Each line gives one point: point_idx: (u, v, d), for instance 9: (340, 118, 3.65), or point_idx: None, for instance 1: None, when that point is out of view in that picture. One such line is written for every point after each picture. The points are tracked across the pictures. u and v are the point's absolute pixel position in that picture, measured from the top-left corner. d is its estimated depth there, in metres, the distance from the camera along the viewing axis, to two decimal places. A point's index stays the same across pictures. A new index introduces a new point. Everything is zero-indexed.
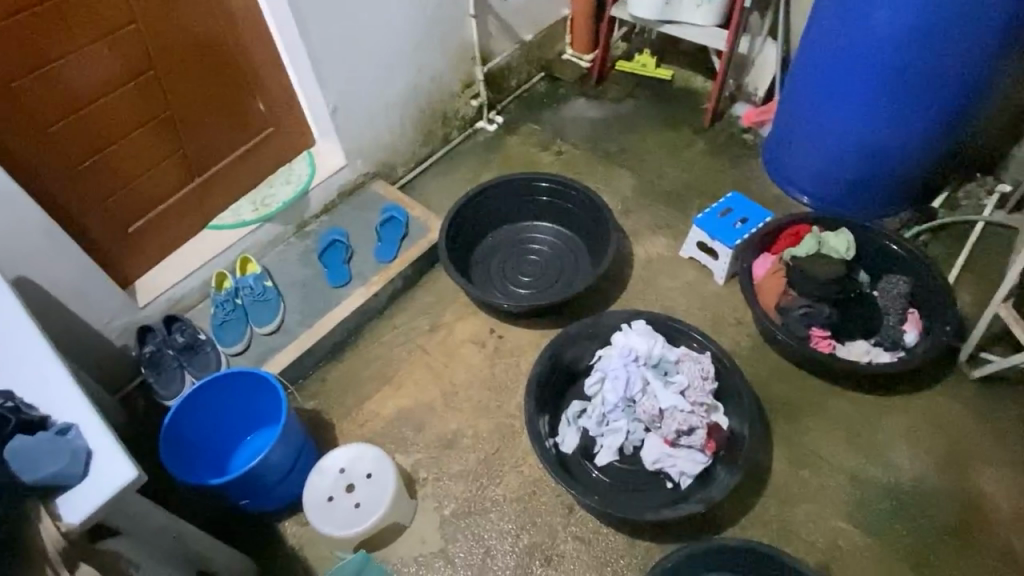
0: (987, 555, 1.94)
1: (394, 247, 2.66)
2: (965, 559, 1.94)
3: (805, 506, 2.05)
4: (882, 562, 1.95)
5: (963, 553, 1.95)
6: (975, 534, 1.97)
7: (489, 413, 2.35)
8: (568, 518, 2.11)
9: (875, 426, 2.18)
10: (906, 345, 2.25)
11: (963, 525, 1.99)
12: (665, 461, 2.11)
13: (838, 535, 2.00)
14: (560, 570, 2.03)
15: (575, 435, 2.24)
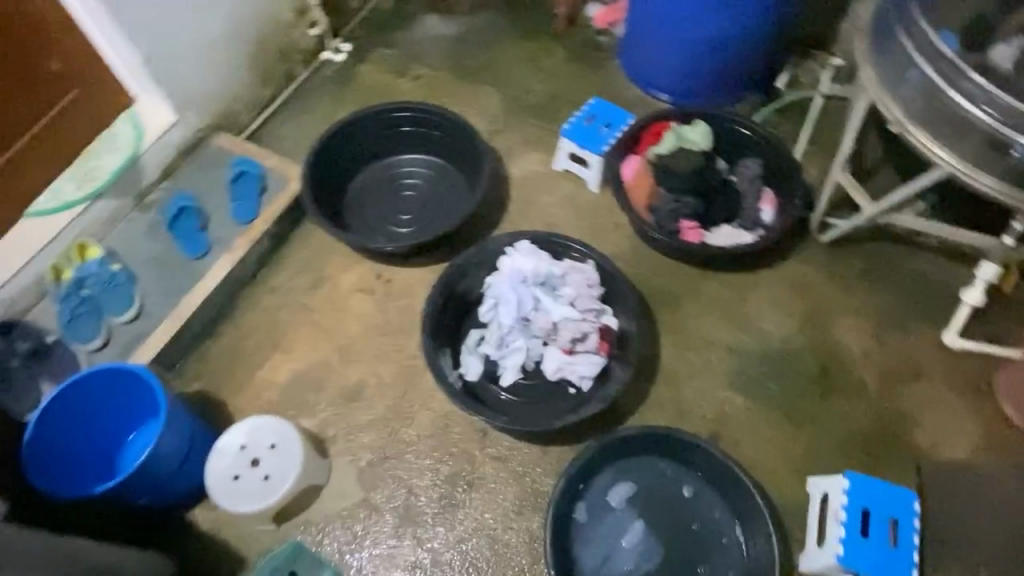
0: (845, 393, 2.22)
1: (254, 204, 2.45)
2: (828, 401, 2.21)
3: (694, 385, 2.24)
4: (763, 419, 2.18)
5: (826, 395, 2.22)
6: (834, 378, 2.24)
7: (389, 358, 2.31)
8: (483, 442, 2.16)
9: (746, 301, 2.38)
10: (764, 224, 2.44)
11: (825, 372, 2.25)
12: (566, 369, 2.20)
13: (724, 404, 2.20)
14: (483, 491, 2.10)
15: (478, 362, 2.26)
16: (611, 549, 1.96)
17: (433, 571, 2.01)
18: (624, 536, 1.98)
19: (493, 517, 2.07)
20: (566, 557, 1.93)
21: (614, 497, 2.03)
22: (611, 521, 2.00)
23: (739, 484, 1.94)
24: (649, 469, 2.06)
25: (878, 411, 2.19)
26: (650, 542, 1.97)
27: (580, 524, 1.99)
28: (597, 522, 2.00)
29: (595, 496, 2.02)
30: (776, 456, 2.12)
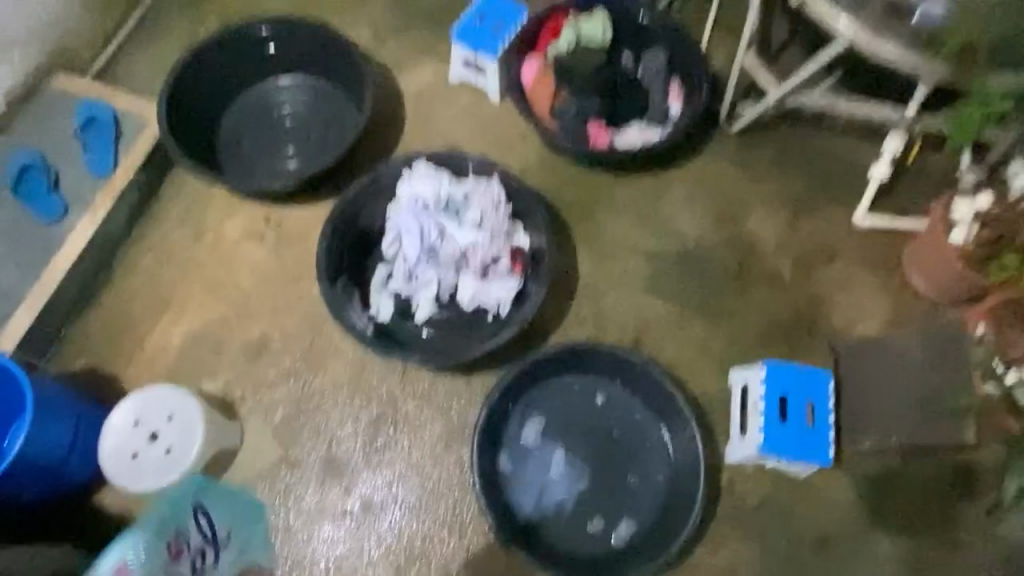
0: (761, 284, 2.21)
1: (110, 156, 2.16)
2: (745, 293, 2.20)
3: (614, 294, 2.18)
4: (682, 320, 2.15)
5: (743, 288, 2.20)
6: (750, 270, 2.23)
7: (291, 306, 2.15)
8: (403, 381, 2.06)
9: (660, 203, 2.29)
10: (672, 118, 2.31)
11: (740, 265, 2.23)
12: (481, 297, 2.07)
13: (644, 310, 2.16)
14: (409, 430, 2.02)
15: (389, 301, 2.10)
16: (540, 469, 1.96)
17: (364, 517, 1.95)
18: (553, 454, 1.97)
19: (422, 454, 2.00)
20: (497, 482, 1.92)
21: (541, 418, 2.00)
22: (539, 441, 1.98)
23: (661, 387, 1.94)
24: (572, 385, 2.02)
25: (793, 298, 2.19)
26: (580, 455, 1.97)
27: (507, 449, 1.97)
28: (526, 444, 1.98)
29: (520, 420, 1.99)
30: (696, 355, 2.11)
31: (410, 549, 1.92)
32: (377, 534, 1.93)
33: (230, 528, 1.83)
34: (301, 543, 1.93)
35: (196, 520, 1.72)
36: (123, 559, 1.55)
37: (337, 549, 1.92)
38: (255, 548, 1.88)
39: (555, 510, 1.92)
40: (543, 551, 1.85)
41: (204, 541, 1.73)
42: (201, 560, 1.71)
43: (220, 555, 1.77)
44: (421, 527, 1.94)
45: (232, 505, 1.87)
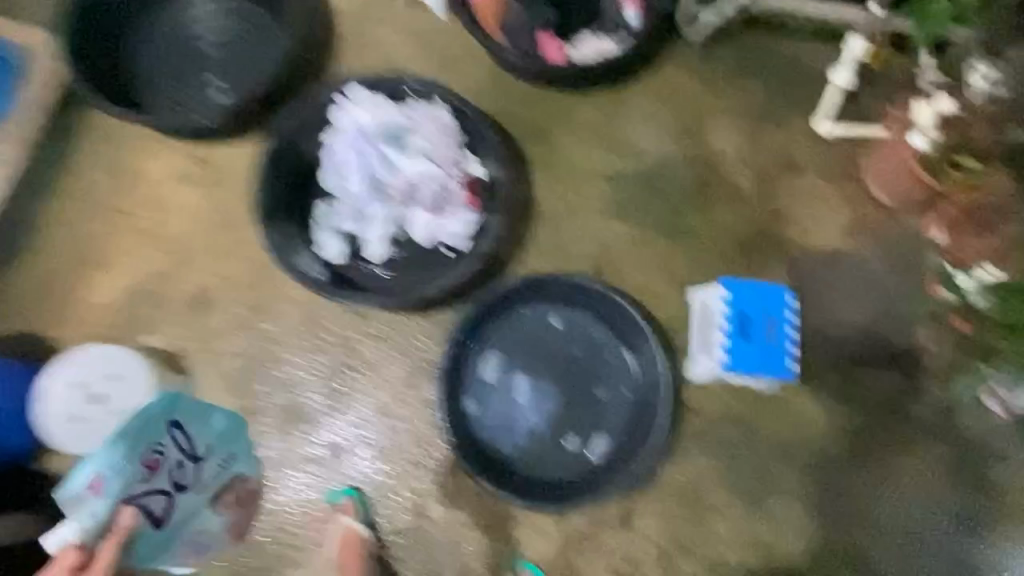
0: (722, 201, 2.16)
1: (6, 94, 1.91)
2: (707, 212, 2.14)
3: (573, 220, 2.10)
4: (643, 242, 2.10)
5: (704, 207, 2.15)
6: (711, 187, 2.17)
7: (231, 251, 2.01)
8: (359, 322, 1.97)
9: (618, 120, 2.18)
10: (632, 30, 2.13)
11: (699, 181, 2.16)
12: (436, 231, 1.97)
13: (606, 234, 2.09)
14: (370, 372, 1.95)
15: (336, 240, 1.97)
16: (505, 401, 1.93)
17: (330, 460, 1.91)
18: (518, 386, 1.94)
19: (385, 395, 1.94)
20: (461, 416, 1.90)
21: (503, 352, 1.96)
22: (502, 374, 1.94)
23: (624, 311, 1.91)
24: (534, 315, 1.97)
25: (754, 213, 2.15)
26: (545, 384, 1.94)
27: (469, 383, 1.93)
28: (489, 378, 1.94)
29: (483, 354, 1.95)
30: (657, 277, 2.07)
31: (379, 488, 1.90)
32: (344, 476, 1.91)
33: (211, 443, 1.81)
34: (268, 491, 1.91)
35: (173, 436, 1.71)
36: (97, 473, 1.55)
37: (305, 493, 1.91)
38: (241, 461, 1.88)
39: (521, 440, 1.91)
40: (509, 480, 1.86)
41: (183, 456, 1.72)
42: (180, 474, 1.71)
43: (201, 470, 1.77)
44: (389, 466, 1.91)
45: (210, 423, 1.82)
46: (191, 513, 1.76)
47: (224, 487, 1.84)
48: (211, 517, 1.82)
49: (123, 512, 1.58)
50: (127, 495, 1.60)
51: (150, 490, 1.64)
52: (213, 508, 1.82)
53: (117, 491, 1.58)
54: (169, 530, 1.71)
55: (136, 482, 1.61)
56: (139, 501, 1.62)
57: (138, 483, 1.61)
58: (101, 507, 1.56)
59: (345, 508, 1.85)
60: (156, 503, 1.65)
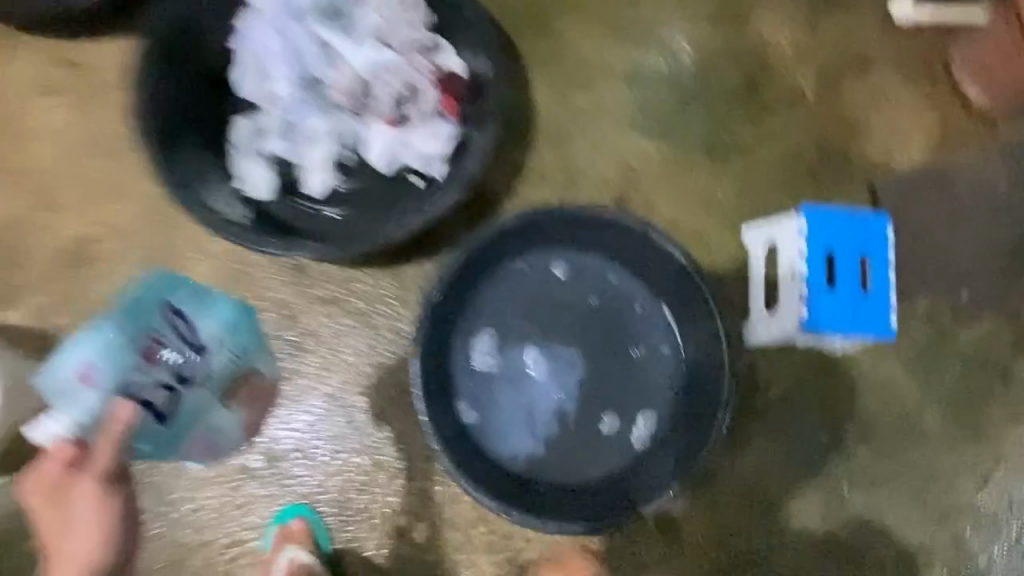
0: (777, 108, 1.63)
1: None
2: (758, 123, 1.62)
3: (585, 136, 1.56)
4: (680, 163, 1.57)
5: (754, 117, 1.62)
6: (762, 90, 1.63)
7: (119, 191, 1.44)
8: (301, 283, 1.42)
9: (638, 3, 1.63)
10: None
11: (750, 83, 1.63)
12: (401, 150, 1.41)
13: (629, 156, 1.56)
14: (316, 351, 1.41)
15: (265, 171, 1.42)
16: (508, 392, 1.44)
17: (269, 475, 1.36)
18: (526, 370, 1.45)
19: (340, 383, 1.40)
20: (455, 414, 1.41)
21: (494, 330, 1.45)
22: (502, 360, 1.45)
23: (664, 255, 1.38)
24: (539, 269, 1.46)
25: (818, 123, 1.63)
26: (561, 360, 1.45)
27: (460, 371, 1.43)
28: (485, 366, 1.44)
29: (470, 332, 1.45)
30: (702, 210, 1.55)
31: (343, 507, 1.37)
32: (291, 495, 1.36)
33: (218, 331, 1.29)
34: (180, 520, 1.34)
35: (173, 322, 1.22)
36: (86, 359, 1.17)
37: (237, 520, 1.35)
38: (253, 352, 1.36)
39: (537, 444, 1.43)
40: (530, 496, 1.38)
41: (184, 343, 1.22)
42: (184, 363, 1.21)
43: (209, 363, 1.25)
44: (354, 476, 1.37)
45: (216, 310, 1.32)
46: (199, 411, 1.26)
47: (238, 381, 1.32)
48: (224, 416, 1.31)
49: (118, 404, 1.14)
50: (126, 388, 1.16)
51: (153, 383, 1.18)
52: (225, 408, 1.31)
53: (110, 381, 1.15)
54: (174, 427, 1.24)
55: (132, 371, 1.16)
56: (141, 396, 1.16)
57: (131, 373, 1.16)
58: (94, 401, 1.15)
59: (285, 535, 1.31)
60: (161, 394, 1.19)
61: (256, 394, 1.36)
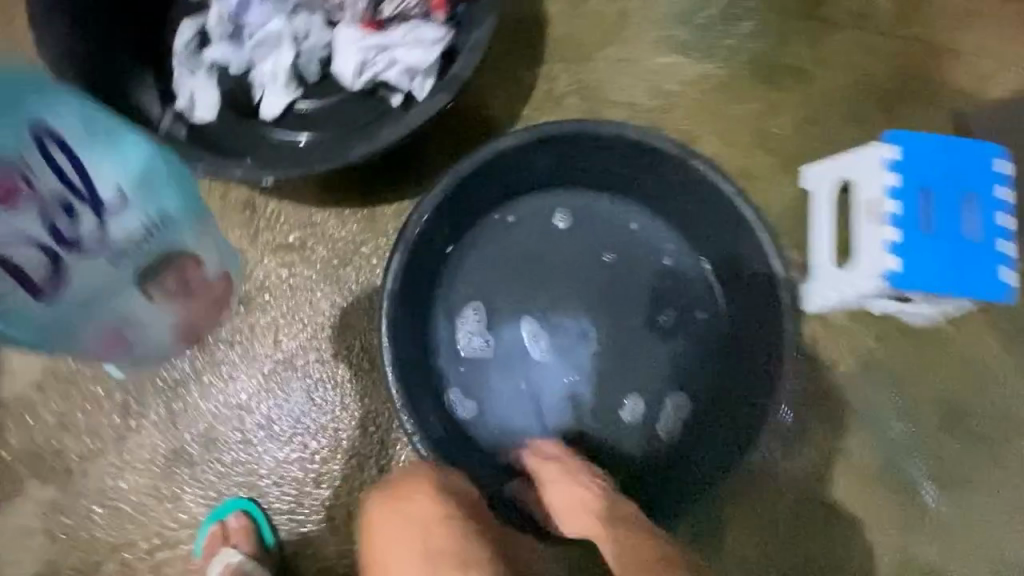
0: (852, 20, 1.29)
1: None
2: (828, 38, 1.29)
3: (609, 51, 1.24)
4: (728, 87, 1.26)
5: (823, 31, 1.28)
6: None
7: None
8: (253, 226, 1.15)
9: None
10: None
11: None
12: (376, 60, 1.12)
13: (663, 76, 1.25)
14: (266, 311, 1.13)
15: (209, 85, 1.15)
16: (501, 379, 1.15)
17: (203, 464, 1.08)
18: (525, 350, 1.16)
19: (297, 350, 1.12)
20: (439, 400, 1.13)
21: (481, 304, 1.16)
22: (493, 342, 1.15)
23: (710, 189, 1.04)
24: (544, 219, 1.18)
25: (904, 39, 1.29)
26: (567, 335, 1.16)
27: (443, 350, 1.15)
28: (473, 351, 1.15)
29: (453, 303, 1.15)
30: (752, 147, 1.25)
31: (298, 506, 1.08)
32: (232, 489, 1.08)
33: (124, 178, 0.79)
34: (91, 520, 1.05)
35: (49, 148, 0.71)
36: None
37: (160, 521, 1.06)
38: (182, 221, 0.88)
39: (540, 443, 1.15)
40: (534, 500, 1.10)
41: (74, 194, 0.73)
42: (66, 219, 0.73)
43: (111, 224, 0.78)
44: (310, 468, 1.09)
45: (132, 153, 0.83)
46: (109, 288, 0.82)
47: (160, 262, 0.86)
48: (140, 309, 0.87)
49: None
50: None
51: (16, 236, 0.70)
52: (142, 295, 0.87)
53: None
54: (69, 306, 0.79)
55: None
56: None
57: None
58: None
59: (222, 535, 1.04)
60: (23, 250, 0.71)
61: (185, 281, 0.94)
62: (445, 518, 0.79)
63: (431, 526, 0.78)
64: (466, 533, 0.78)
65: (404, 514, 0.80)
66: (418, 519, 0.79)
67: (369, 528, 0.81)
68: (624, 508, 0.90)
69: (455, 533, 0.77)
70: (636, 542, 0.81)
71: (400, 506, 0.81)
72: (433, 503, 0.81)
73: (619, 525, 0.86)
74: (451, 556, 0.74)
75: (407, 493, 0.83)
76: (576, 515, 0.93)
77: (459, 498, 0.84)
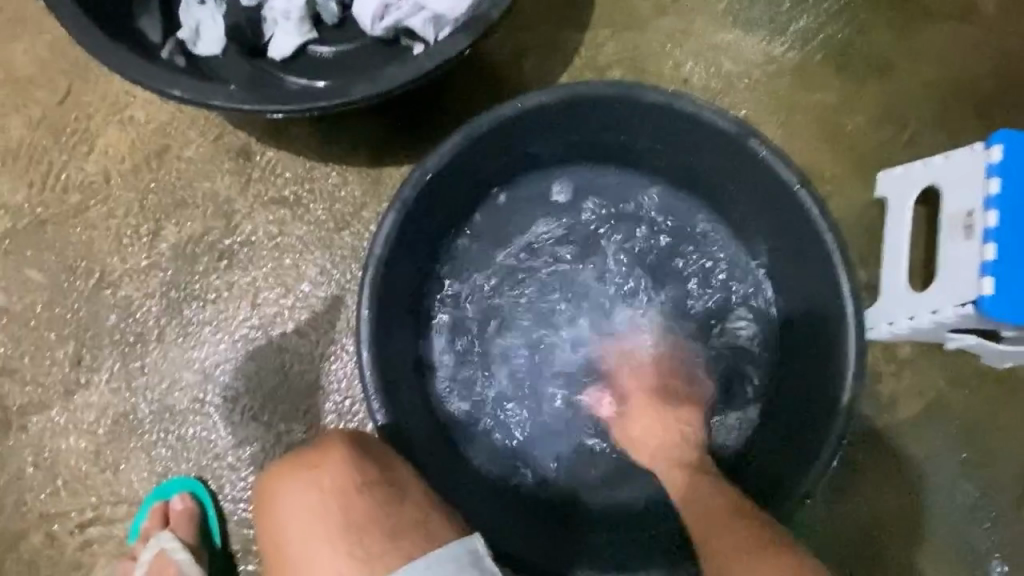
0: (957, 9, 1.09)
1: None
2: (925, 28, 1.09)
3: (663, 20, 1.08)
4: (802, 74, 1.08)
5: (921, 19, 1.09)
6: None
7: (24, 21, 1.02)
8: (240, 174, 1.00)
9: None
10: None
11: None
12: (402, 7, 0.99)
13: (723, 55, 1.08)
14: (245, 273, 0.99)
15: (216, 19, 1.03)
16: (494, 392, 0.99)
17: (153, 435, 0.95)
18: (537, 352, 1.00)
19: (273, 321, 0.98)
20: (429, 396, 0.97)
21: (476, 304, 1.00)
22: (486, 346, 0.99)
23: (773, 180, 0.86)
24: (575, 200, 1.01)
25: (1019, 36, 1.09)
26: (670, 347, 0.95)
27: (439, 341, 0.98)
28: (463, 357, 0.99)
29: (447, 295, 0.99)
30: (823, 144, 1.07)
31: (251, 495, 0.95)
32: (181, 467, 0.95)
33: None
34: (24, 481, 0.94)
35: None
36: None
37: (97, 492, 0.94)
38: None
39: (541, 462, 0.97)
40: (524, 524, 0.93)
41: None
42: None
43: None
44: (270, 454, 0.95)
45: None
46: None
47: None
48: None
49: None
50: None
51: None
52: None
53: None
54: None
55: None
56: None
57: None
58: None
59: (163, 516, 0.91)
60: None
61: None
62: (367, 482, 0.63)
63: (348, 494, 0.62)
64: (392, 499, 0.62)
65: (310, 477, 0.64)
66: (324, 488, 0.63)
67: (271, 491, 0.65)
68: (694, 452, 0.81)
69: (380, 499, 0.62)
70: (713, 498, 0.73)
71: (307, 465, 0.65)
72: (347, 466, 0.64)
73: (694, 472, 0.78)
74: (379, 524, 0.60)
75: (317, 448, 0.66)
76: (647, 444, 0.84)
77: (386, 455, 0.68)
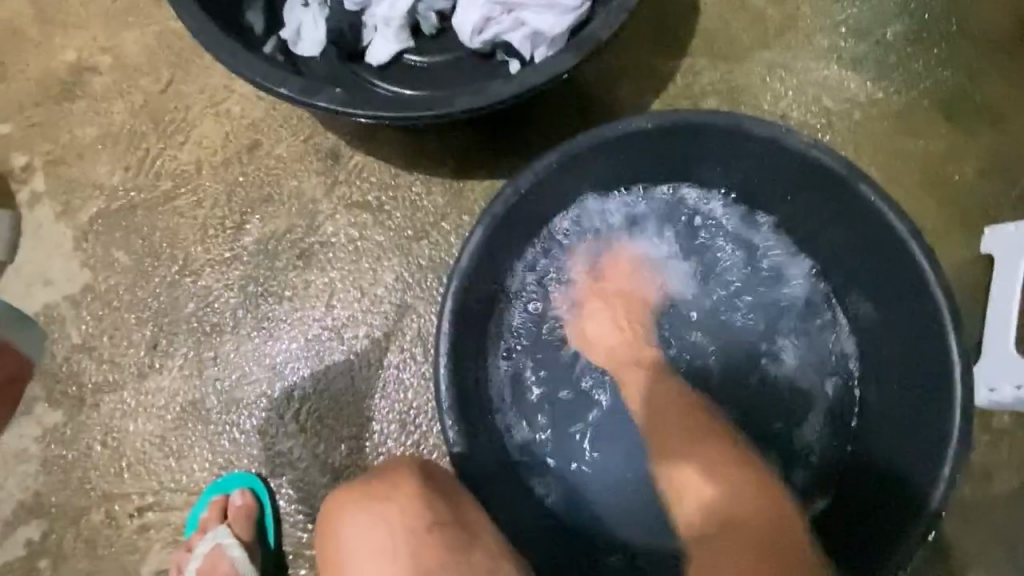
0: None
1: None
2: None
3: (763, 52, 1.05)
4: (907, 119, 1.04)
5: None
6: None
7: (136, 12, 1.05)
8: (326, 175, 1.01)
9: None
10: None
11: None
12: (499, 21, 0.99)
13: (825, 91, 1.05)
14: (322, 272, 0.99)
15: (317, 19, 1.04)
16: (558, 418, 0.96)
17: (218, 426, 0.96)
18: (600, 377, 0.97)
19: (344, 323, 0.98)
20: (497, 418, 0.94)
21: (544, 326, 0.98)
22: (552, 369, 0.97)
23: (879, 227, 0.82)
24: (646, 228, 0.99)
25: None
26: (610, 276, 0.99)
27: (504, 360, 0.95)
28: (529, 382, 0.96)
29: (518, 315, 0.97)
30: (925, 193, 1.02)
31: (308, 498, 0.94)
32: (242, 461, 0.95)
33: None
34: (90, 459, 0.95)
35: None
36: None
37: (159, 477, 0.95)
38: None
39: (605, 494, 0.94)
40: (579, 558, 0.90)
41: None
42: None
43: None
44: (331, 458, 0.94)
45: None
46: None
47: None
48: None
49: None
50: None
51: None
52: None
53: None
54: None
55: None
56: None
57: None
58: None
59: (221, 509, 0.91)
60: None
61: None
62: (438, 524, 0.64)
63: (420, 533, 0.63)
64: (463, 546, 0.63)
65: (379, 511, 0.64)
66: (395, 524, 0.63)
67: (334, 516, 0.65)
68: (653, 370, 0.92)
69: (450, 544, 0.63)
70: (693, 413, 0.85)
71: (378, 497, 0.65)
72: (418, 502, 0.65)
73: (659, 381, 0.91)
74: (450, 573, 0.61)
75: (386, 479, 0.67)
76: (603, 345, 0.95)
77: (454, 495, 0.68)
